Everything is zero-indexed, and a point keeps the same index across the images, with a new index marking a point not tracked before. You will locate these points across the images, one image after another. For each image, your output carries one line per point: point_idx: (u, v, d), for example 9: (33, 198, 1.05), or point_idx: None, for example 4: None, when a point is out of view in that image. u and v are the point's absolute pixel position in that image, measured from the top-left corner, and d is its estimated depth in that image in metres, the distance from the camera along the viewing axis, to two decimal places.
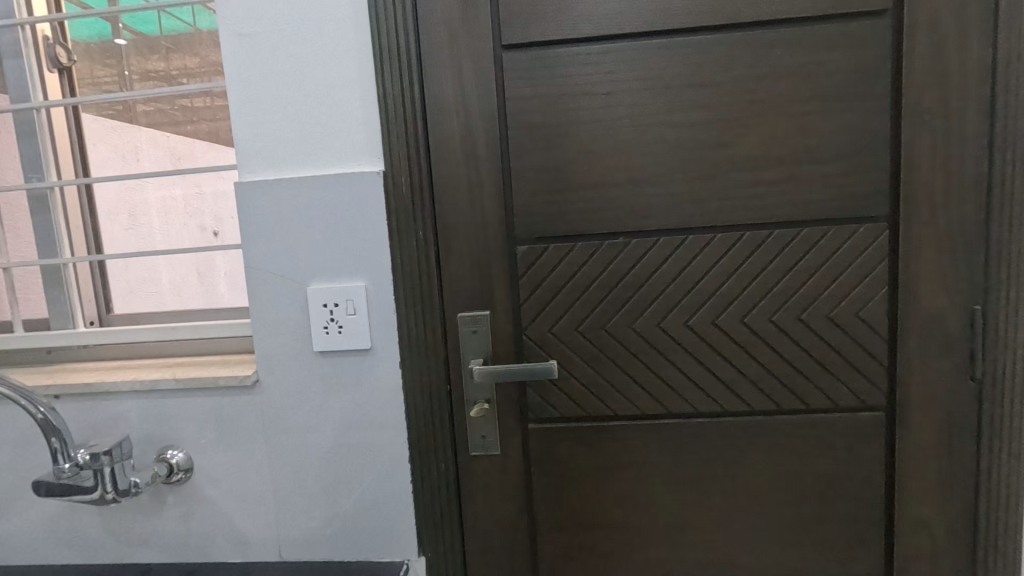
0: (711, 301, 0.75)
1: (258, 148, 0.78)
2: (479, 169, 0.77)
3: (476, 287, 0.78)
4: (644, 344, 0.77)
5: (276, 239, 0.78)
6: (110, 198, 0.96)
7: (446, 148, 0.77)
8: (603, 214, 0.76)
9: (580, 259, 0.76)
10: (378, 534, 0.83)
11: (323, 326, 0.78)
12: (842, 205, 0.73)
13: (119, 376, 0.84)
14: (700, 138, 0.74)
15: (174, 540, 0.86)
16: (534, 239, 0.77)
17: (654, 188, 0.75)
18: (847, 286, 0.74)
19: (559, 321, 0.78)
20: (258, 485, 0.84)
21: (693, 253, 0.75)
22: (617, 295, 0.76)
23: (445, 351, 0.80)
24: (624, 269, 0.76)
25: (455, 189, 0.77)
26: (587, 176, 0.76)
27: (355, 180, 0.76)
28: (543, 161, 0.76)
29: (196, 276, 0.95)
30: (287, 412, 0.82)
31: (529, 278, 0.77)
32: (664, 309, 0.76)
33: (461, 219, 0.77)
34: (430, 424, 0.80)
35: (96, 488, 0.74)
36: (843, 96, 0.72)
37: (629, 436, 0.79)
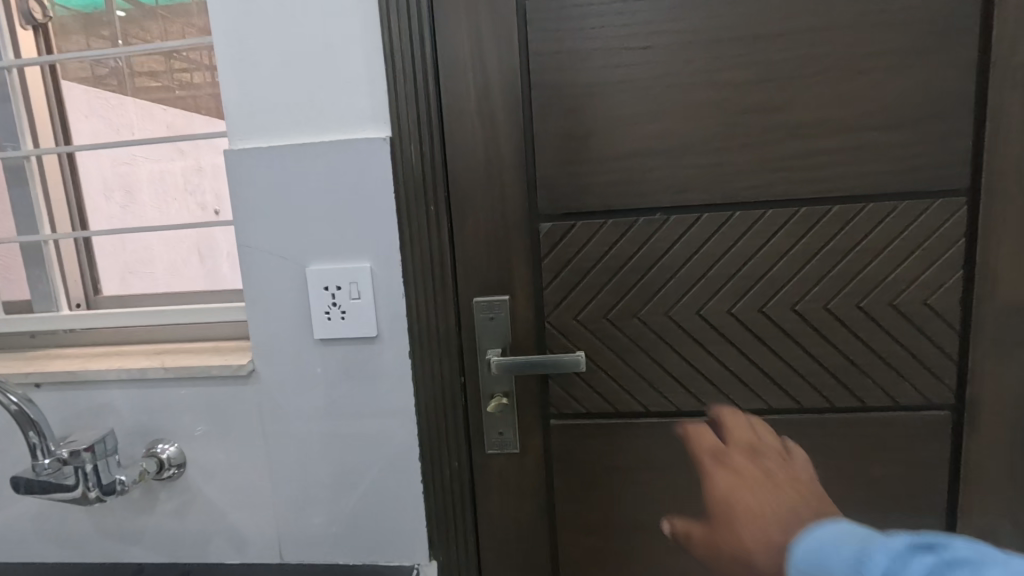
0: (758, 286, 0.67)
1: (251, 112, 0.70)
2: (498, 136, 0.68)
3: (494, 269, 0.71)
4: (681, 334, 0.69)
5: (271, 215, 0.70)
6: (105, 172, 0.89)
7: (460, 111, 0.68)
8: (638, 189, 0.67)
9: (611, 238, 0.68)
10: (386, 536, 0.77)
11: (325, 311, 0.71)
12: (912, 177, 0.64)
13: (104, 364, 0.77)
14: (751, 99, 0.64)
15: (167, 539, 0.80)
16: (558, 215, 0.69)
17: (698, 158, 0.66)
18: (915, 270, 0.65)
19: (586, 308, 0.70)
20: (256, 483, 0.78)
21: (739, 233, 0.66)
22: (652, 279, 0.68)
23: (459, 339, 0.72)
24: (660, 250, 0.68)
25: (471, 159, 0.68)
26: (621, 145, 0.67)
27: (358, 148, 0.68)
28: (571, 127, 0.67)
29: (197, 257, 0.88)
30: (286, 405, 0.75)
31: (553, 259, 0.69)
32: (704, 295, 0.68)
33: (478, 192, 0.69)
34: (442, 419, 0.73)
35: (77, 486, 0.68)
36: (920, 51, 0.62)
37: (661, 435, 0.72)
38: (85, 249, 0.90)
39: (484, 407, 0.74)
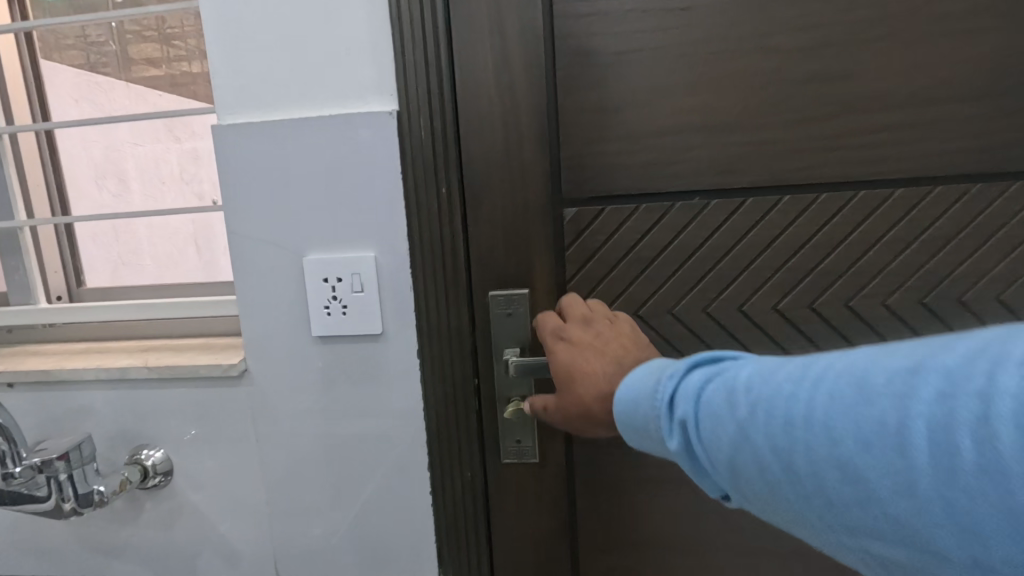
0: (809, 280, 0.60)
1: (242, 84, 0.62)
2: (517, 110, 0.61)
3: (512, 259, 0.64)
4: (720, 333, 0.62)
5: (264, 199, 0.63)
6: (94, 155, 0.82)
7: (476, 81, 0.60)
8: (676, 171, 0.60)
9: (644, 225, 0.61)
10: (391, 551, 0.70)
11: (324, 306, 0.64)
12: (985, 158, 0.57)
13: (83, 362, 0.70)
14: (806, 68, 0.57)
15: (154, 551, 0.74)
16: (585, 200, 0.62)
17: (744, 136, 0.58)
18: (987, 262, 0.58)
19: (614, 303, 0.63)
20: (250, 492, 0.71)
21: (789, 219, 0.59)
22: (688, 270, 0.61)
23: (473, 337, 0.65)
24: (699, 238, 0.60)
25: (487, 135, 0.61)
26: (657, 122, 0.59)
27: (361, 123, 0.60)
28: (600, 101, 0.60)
29: (194, 247, 0.81)
30: (282, 408, 0.68)
31: (577, 248, 0.62)
32: (747, 289, 0.61)
33: (494, 173, 0.62)
34: (453, 425, 0.67)
35: (50, 497, 0.63)
36: (999, 14, 0.55)
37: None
38: (66, 238, 0.84)
39: (499, 412, 0.67)
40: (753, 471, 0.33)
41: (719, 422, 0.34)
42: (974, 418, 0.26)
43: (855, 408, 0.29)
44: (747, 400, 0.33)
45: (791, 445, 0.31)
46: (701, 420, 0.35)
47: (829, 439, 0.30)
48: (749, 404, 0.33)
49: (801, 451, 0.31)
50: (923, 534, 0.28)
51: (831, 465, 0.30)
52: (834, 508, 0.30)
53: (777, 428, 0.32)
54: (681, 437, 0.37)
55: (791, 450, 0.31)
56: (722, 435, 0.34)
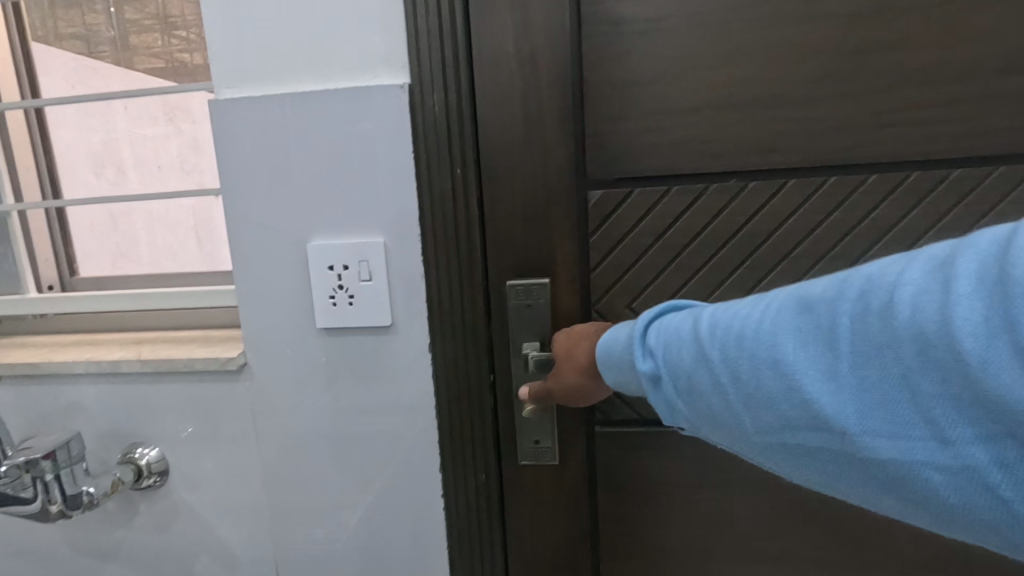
0: (854, 270, 0.56)
1: (243, 57, 0.58)
2: (541, 83, 0.56)
3: (532, 246, 0.59)
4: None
5: (265, 180, 0.59)
6: (92, 143, 0.78)
7: (496, 51, 0.56)
8: (714, 150, 0.56)
9: (675, 210, 0.57)
10: (399, 558, 0.66)
11: (330, 296, 0.60)
12: None
13: (73, 355, 0.66)
14: (854, 38, 0.52)
15: (149, 556, 0.70)
16: (611, 182, 0.58)
17: (792, 111, 0.54)
18: None
19: (642, 293, 0.59)
20: (250, 494, 0.67)
21: (833, 203, 0.55)
22: (723, 259, 0.57)
23: (488, 331, 0.61)
24: (736, 224, 0.57)
25: (508, 111, 0.57)
26: (693, 98, 0.55)
27: (370, 97, 0.56)
28: (631, 75, 0.56)
29: (195, 240, 0.77)
30: (285, 405, 0.64)
31: (603, 235, 0.59)
32: (787, 279, 0.57)
33: (514, 153, 0.57)
34: (468, 425, 0.62)
35: (36, 499, 0.59)
36: None
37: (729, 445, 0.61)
38: (58, 225, 0.80)
39: (517, 411, 0.62)
40: (704, 385, 0.35)
41: (678, 348, 0.37)
42: (884, 304, 0.28)
43: (791, 317, 0.32)
44: (704, 326, 0.36)
45: (734, 355, 0.33)
46: (663, 348, 0.38)
47: (766, 344, 0.32)
48: (705, 329, 0.36)
49: (742, 359, 0.33)
50: (846, 423, 0.29)
51: (766, 368, 0.32)
52: (772, 411, 0.32)
53: (725, 342, 0.34)
54: (647, 366, 0.39)
55: (734, 359, 0.33)
56: (680, 360, 0.37)
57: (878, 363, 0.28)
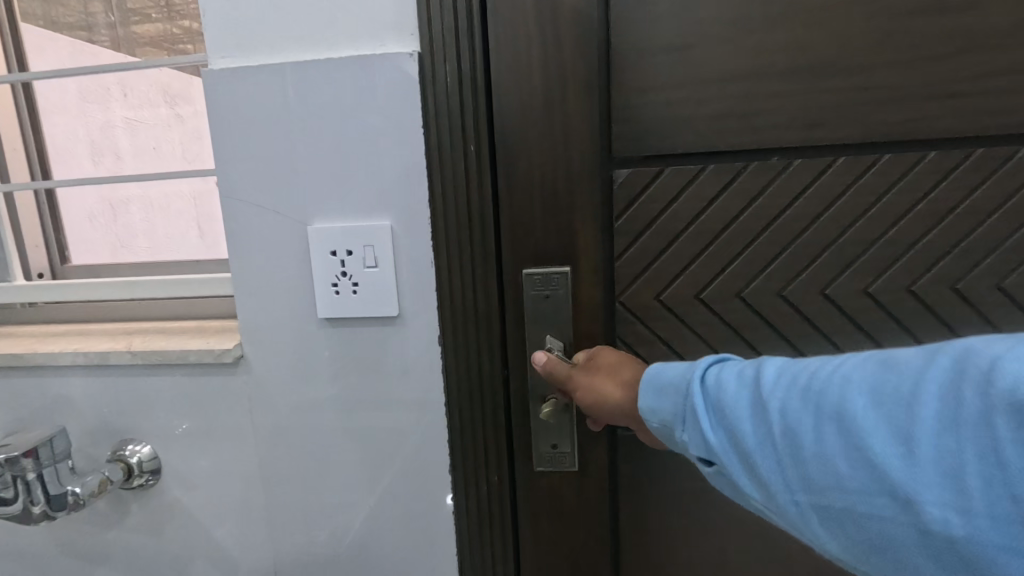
0: (901, 260, 0.54)
1: (242, 26, 0.54)
2: (567, 55, 0.53)
3: (554, 228, 0.56)
4: (798, 318, 0.57)
5: (262, 159, 0.55)
6: (89, 128, 0.74)
7: (519, 20, 0.52)
8: (755, 123, 0.54)
9: (710, 192, 0.55)
10: (404, 563, 0.62)
11: (332, 283, 0.55)
12: None
13: (60, 346, 0.62)
14: (892, 7, 0.51)
15: (142, 558, 0.66)
16: (640, 159, 0.55)
17: (837, 81, 0.52)
18: None
19: (672, 285, 0.57)
20: (247, 495, 0.63)
21: (877, 188, 0.54)
22: (761, 247, 0.55)
23: (502, 323, 0.57)
24: (777, 209, 0.55)
25: (529, 87, 0.53)
26: (732, 69, 0.53)
27: (376, 67, 0.52)
28: (665, 46, 0.53)
29: (197, 232, 0.72)
30: (286, 400, 0.60)
31: (631, 218, 0.56)
32: (830, 269, 0.55)
33: (535, 126, 0.54)
34: (480, 427, 0.58)
35: (17, 500, 0.55)
36: None
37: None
38: (48, 210, 0.76)
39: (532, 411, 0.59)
40: (748, 434, 0.33)
41: (726, 391, 0.35)
42: (984, 373, 0.26)
43: (868, 372, 0.30)
44: (762, 372, 0.34)
45: (795, 405, 0.31)
46: (708, 389, 0.36)
47: (836, 397, 0.30)
48: (763, 374, 0.34)
49: (804, 411, 0.31)
50: (922, 497, 0.27)
51: (831, 421, 0.30)
52: (827, 469, 0.30)
53: (786, 391, 0.32)
54: (683, 404, 0.37)
55: (793, 409, 0.31)
56: (727, 404, 0.34)
57: (960, 431, 0.26)
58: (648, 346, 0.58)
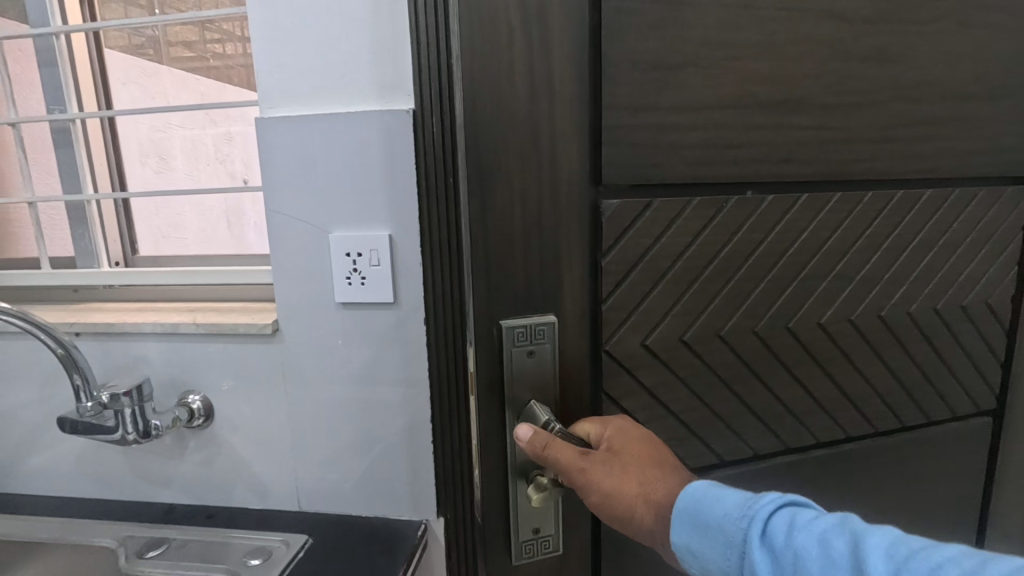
0: (844, 296, 0.76)
1: (289, 87, 0.73)
2: (559, 107, 0.62)
3: (542, 263, 0.65)
4: (767, 348, 0.74)
5: (299, 185, 0.74)
6: (153, 146, 0.93)
7: (507, 91, 0.60)
8: (735, 154, 0.68)
9: (695, 227, 0.68)
10: (392, 490, 0.81)
11: (346, 276, 0.75)
12: (912, 168, 0.76)
13: (141, 318, 0.82)
14: (801, 83, 0.69)
15: (197, 485, 0.86)
16: (629, 188, 0.66)
17: (799, 119, 0.69)
18: (948, 267, 0.80)
19: (655, 333, 0.69)
20: (281, 437, 0.82)
21: (829, 228, 0.74)
22: (735, 290, 0.71)
23: (472, 388, 0.67)
24: (751, 242, 0.71)
25: (515, 135, 0.61)
26: (715, 101, 0.66)
27: (380, 116, 0.71)
28: (663, 72, 0.63)
29: (225, 223, 0.92)
30: (322, 375, 0.79)
31: (618, 257, 0.66)
32: (788, 309, 0.74)
33: (512, 156, 0.62)
34: (450, 399, 0.77)
35: (117, 428, 0.75)
36: (928, 57, 0.72)
37: (712, 433, 0.74)
38: (123, 210, 0.96)
39: (512, 487, 0.69)
40: None
41: None
42: None
43: None
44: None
45: None
46: (798, 564, 0.40)
47: None
48: None
49: None
50: None
51: None
52: None
53: None
54: None
55: None
56: None
57: None
58: (634, 394, 0.70)
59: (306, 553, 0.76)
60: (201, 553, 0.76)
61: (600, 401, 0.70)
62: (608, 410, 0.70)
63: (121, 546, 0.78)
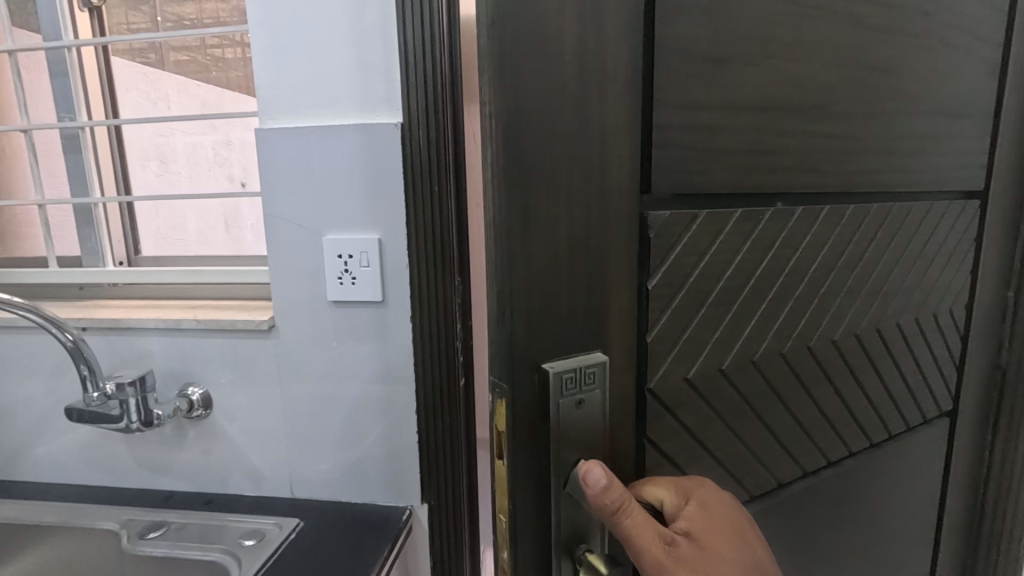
0: (856, 310, 0.64)
1: (286, 99, 0.78)
2: (610, 92, 0.43)
3: (582, 276, 0.44)
4: (793, 372, 0.60)
5: (295, 190, 0.79)
6: (157, 151, 0.98)
7: (553, 53, 0.40)
8: (770, 162, 0.53)
9: (737, 243, 0.52)
10: (380, 480, 0.87)
11: (338, 276, 0.80)
12: (934, 181, 0.68)
13: (144, 314, 0.88)
14: (843, 85, 0.56)
15: (195, 471, 0.91)
16: (672, 194, 0.47)
17: (821, 126, 0.56)
18: (950, 280, 0.74)
19: (698, 364, 0.51)
20: (276, 426, 0.87)
21: (845, 243, 0.61)
22: (771, 309, 0.56)
23: (501, 449, 0.44)
24: (788, 257, 0.56)
25: (557, 93, 0.40)
26: (753, 101, 0.50)
27: (374, 130, 0.77)
28: (706, 67, 0.47)
29: (223, 225, 0.97)
30: (317, 371, 0.84)
31: (666, 279, 0.48)
32: (814, 327, 0.61)
33: (553, 117, 0.41)
34: (437, 395, 0.83)
35: (122, 418, 0.80)
36: (950, 60, 0.64)
37: (744, 468, 0.58)
38: (127, 213, 1.01)
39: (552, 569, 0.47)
40: None
41: None
42: None
43: None
44: None
45: None
46: None
47: None
48: None
49: None
50: None
51: None
52: None
53: None
54: None
55: None
56: None
57: None
58: (674, 438, 0.51)
59: (295, 535, 0.81)
60: (199, 534, 0.81)
61: (642, 449, 0.50)
62: (651, 460, 0.51)
63: (124, 529, 0.83)
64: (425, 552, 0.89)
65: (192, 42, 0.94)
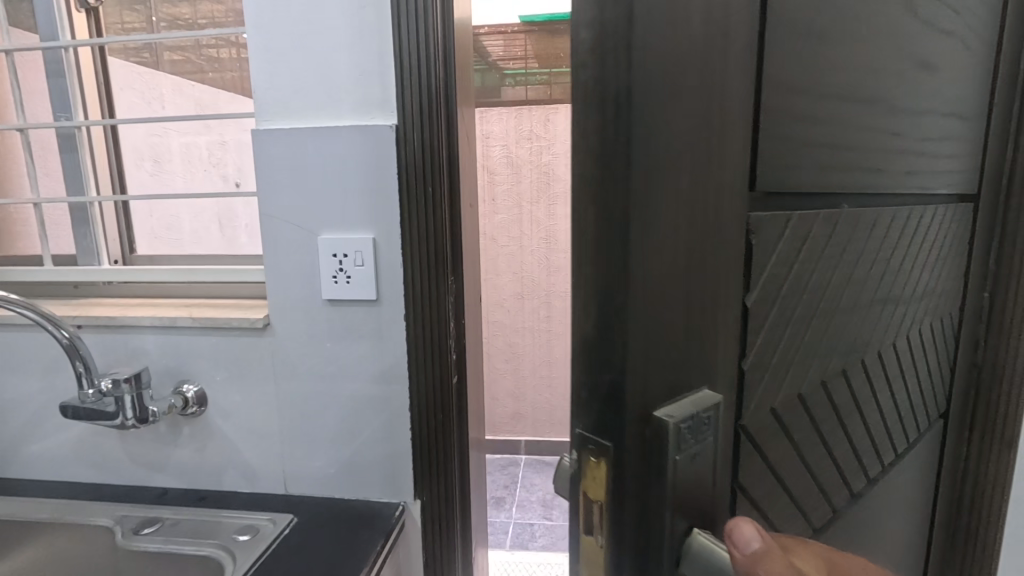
0: (893, 319, 0.63)
1: (284, 100, 0.80)
2: (729, 72, 0.35)
3: (693, 297, 0.36)
4: (847, 389, 0.57)
5: (287, 189, 0.80)
6: (153, 151, 0.99)
7: (679, 21, 0.32)
8: (844, 158, 0.47)
9: (818, 253, 0.47)
10: (376, 478, 0.88)
11: (333, 275, 0.81)
12: (940, 184, 0.67)
13: (140, 313, 0.88)
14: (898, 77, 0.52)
15: (188, 469, 0.91)
16: (766, 194, 0.40)
17: (881, 123, 0.51)
18: (947, 284, 0.75)
19: (780, 392, 0.47)
20: (270, 424, 0.88)
21: (891, 250, 0.58)
22: (837, 323, 0.52)
23: (604, 521, 0.36)
24: (852, 267, 0.52)
25: (682, 67, 0.32)
26: (832, 89, 0.44)
27: (369, 131, 0.78)
28: (800, 43, 0.40)
29: (217, 225, 0.99)
30: (311, 369, 0.85)
31: (761, 296, 0.42)
32: (862, 339, 0.58)
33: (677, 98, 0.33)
34: (427, 393, 0.84)
35: (118, 414, 0.81)
36: (960, 61, 0.64)
37: (812, 500, 0.53)
38: (123, 212, 1.02)
39: None
40: None
41: None
42: None
43: None
44: None
45: None
46: None
47: None
48: None
49: None
50: None
51: None
52: None
53: None
54: None
55: None
56: None
57: None
58: (760, 481, 0.46)
59: (289, 531, 0.82)
60: (192, 530, 0.82)
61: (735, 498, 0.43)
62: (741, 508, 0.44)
63: (118, 525, 0.84)
64: (417, 548, 0.90)
65: (188, 43, 0.96)
